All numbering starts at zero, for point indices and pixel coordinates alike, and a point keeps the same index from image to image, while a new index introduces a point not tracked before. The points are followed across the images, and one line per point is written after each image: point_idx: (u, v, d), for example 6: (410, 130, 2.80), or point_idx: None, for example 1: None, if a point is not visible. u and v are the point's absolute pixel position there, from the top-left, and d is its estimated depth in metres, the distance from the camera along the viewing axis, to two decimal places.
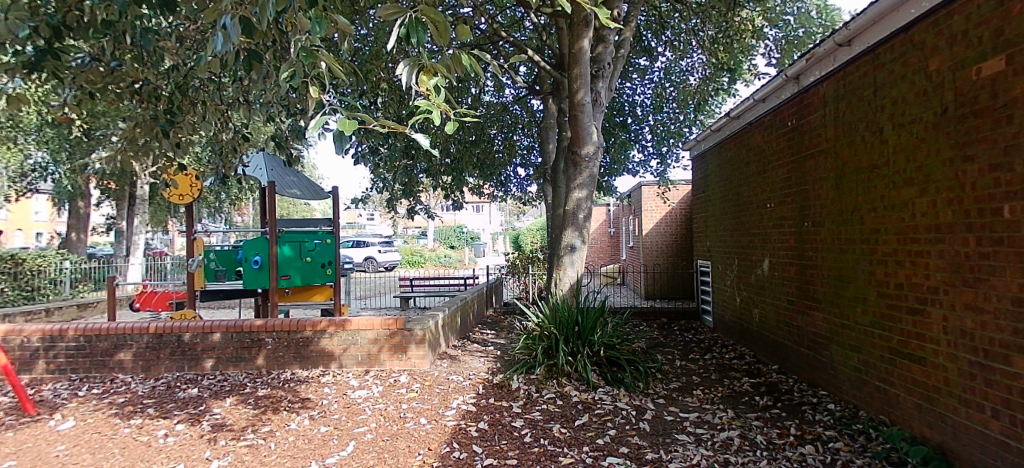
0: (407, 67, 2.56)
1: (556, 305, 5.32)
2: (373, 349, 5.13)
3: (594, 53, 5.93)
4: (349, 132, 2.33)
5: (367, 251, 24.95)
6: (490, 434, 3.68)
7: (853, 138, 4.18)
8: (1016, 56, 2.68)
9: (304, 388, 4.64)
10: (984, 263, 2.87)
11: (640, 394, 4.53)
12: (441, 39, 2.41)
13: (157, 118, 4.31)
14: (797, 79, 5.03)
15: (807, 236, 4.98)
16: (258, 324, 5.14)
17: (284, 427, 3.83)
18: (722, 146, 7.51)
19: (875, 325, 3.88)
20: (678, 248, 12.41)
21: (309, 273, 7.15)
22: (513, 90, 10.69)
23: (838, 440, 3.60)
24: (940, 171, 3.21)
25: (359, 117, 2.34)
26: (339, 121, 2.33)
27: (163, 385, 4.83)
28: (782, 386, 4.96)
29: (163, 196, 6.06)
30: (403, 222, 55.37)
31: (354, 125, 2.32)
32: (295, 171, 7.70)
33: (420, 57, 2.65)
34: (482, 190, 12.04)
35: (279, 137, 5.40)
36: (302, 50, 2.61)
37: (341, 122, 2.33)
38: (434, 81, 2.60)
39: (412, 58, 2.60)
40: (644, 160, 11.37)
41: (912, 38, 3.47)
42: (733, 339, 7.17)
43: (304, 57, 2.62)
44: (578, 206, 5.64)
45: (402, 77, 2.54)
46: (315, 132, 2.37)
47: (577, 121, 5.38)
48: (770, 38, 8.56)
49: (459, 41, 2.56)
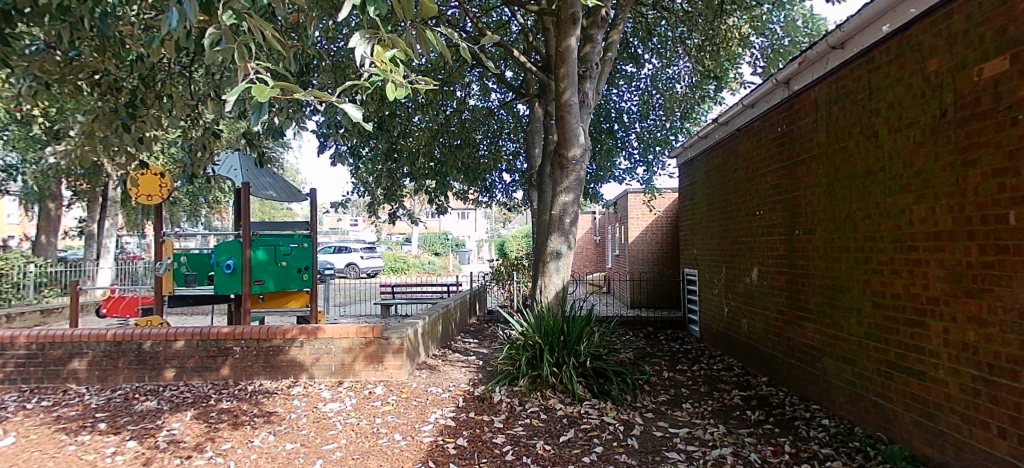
0: (361, 39, 2.32)
1: (540, 314, 5.11)
2: (348, 358, 4.87)
3: (581, 54, 5.75)
4: (263, 99, 1.93)
5: (349, 257, 24.48)
6: (469, 452, 3.45)
7: (846, 143, 4.06)
8: (1020, 55, 2.56)
9: (272, 400, 4.37)
10: (988, 273, 2.73)
11: (628, 408, 4.34)
12: (403, 12, 2.23)
13: (116, 110, 4.06)
14: (787, 83, 4.94)
15: (797, 244, 4.86)
16: (225, 332, 4.86)
17: (246, 444, 3.54)
18: (709, 153, 7.41)
19: (871, 336, 3.74)
20: (664, 256, 12.28)
21: (283, 278, 6.85)
22: (499, 94, 10.58)
23: (835, 459, 3.44)
24: (939, 177, 3.08)
25: (279, 84, 1.98)
26: (252, 87, 1.95)
27: (120, 397, 4.51)
28: (772, 399, 4.81)
29: (129, 195, 5.74)
30: (387, 228, 54.83)
31: (272, 91, 1.94)
32: (270, 172, 7.37)
33: (378, 33, 2.36)
34: (466, 195, 11.84)
35: (250, 136, 5.19)
36: (232, 13, 2.30)
37: (256, 87, 1.93)
38: (389, 53, 2.28)
39: (368, 31, 2.37)
40: (630, 167, 11.28)
41: (908, 39, 3.35)
42: (721, 349, 7.02)
43: (235, 22, 2.30)
44: (564, 210, 5.43)
45: (354, 48, 2.29)
46: (236, 98, 1.95)
47: (563, 122, 5.20)
48: (757, 46, 8.54)
49: (422, 18, 2.29)
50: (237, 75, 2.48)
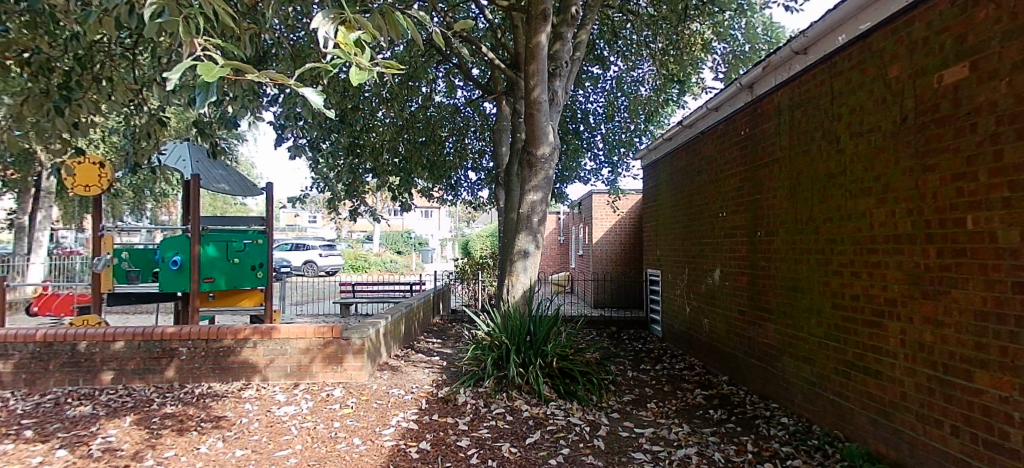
0: (323, 18, 2.12)
1: (506, 314, 5.02)
2: (304, 359, 4.66)
3: (551, 51, 5.70)
4: (212, 80, 1.71)
5: (308, 255, 23.78)
6: (432, 456, 3.32)
7: (808, 147, 4.14)
8: (979, 63, 2.64)
9: (221, 404, 4.12)
10: (945, 274, 2.80)
11: (593, 408, 4.30)
12: None
13: (49, 92, 3.73)
14: (751, 88, 5.03)
15: (758, 245, 4.95)
16: (170, 332, 4.56)
17: (191, 451, 3.30)
18: (673, 155, 7.51)
19: (830, 337, 3.81)
20: (627, 257, 12.40)
21: (236, 275, 6.52)
22: (465, 91, 10.47)
23: (796, 457, 3.48)
24: (899, 180, 3.15)
25: (230, 63, 1.76)
26: (198, 64, 1.71)
27: (50, 402, 4.16)
28: (734, 398, 4.87)
29: (64, 186, 5.34)
30: (348, 226, 53.62)
31: (221, 72, 1.73)
32: (223, 164, 7.04)
33: (342, 12, 2.18)
34: (430, 193, 11.64)
35: (200, 125, 4.90)
36: None
37: (202, 66, 1.71)
38: (354, 34, 2.09)
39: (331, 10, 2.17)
40: (595, 168, 11.33)
41: (870, 45, 3.43)
42: (682, 349, 7.10)
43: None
44: (532, 209, 5.36)
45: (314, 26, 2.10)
46: (179, 78, 1.71)
47: (531, 119, 5.13)
48: (719, 52, 8.72)
49: None
50: (181, 51, 2.28)
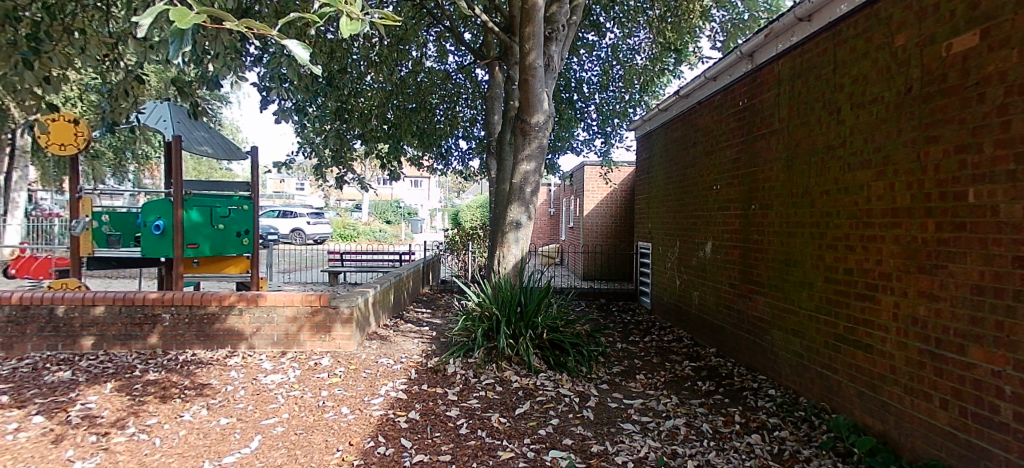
0: None
1: (497, 285, 4.97)
2: (292, 328, 4.59)
3: (547, 14, 5.50)
4: (185, 27, 1.62)
5: (295, 223, 23.50)
6: (421, 426, 3.30)
7: (807, 118, 4.05)
8: (992, 30, 2.56)
9: (206, 371, 4.06)
10: (943, 248, 2.78)
11: (583, 379, 4.30)
12: None
13: (14, 43, 3.50)
14: (751, 56, 4.91)
15: (752, 219, 4.91)
16: (153, 298, 4.45)
17: (174, 419, 3.24)
18: (668, 127, 7.39)
19: (821, 310, 3.81)
20: (617, 229, 12.38)
21: (221, 242, 6.39)
22: (456, 57, 10.20)
23: (783, 429, 3.51)
24: (900, 153, 3.09)
25: (207, 9, 1.66)
26: (171, 8, 1.62)
27: (28, 367, 4.07)
28: (722, 370, 4.90)
29: (37, 143, 5.13)
30: (336, 194, 53.03)
31: (196, 18, 1.63)
32: (206, 126, 6.83)
33: None
34: (420, 161, 11.46)
35: (180, 84, 4.69)
36: None
37: (175, 12, 1.62)
38: None
39: None
40: (587, 139, 11.17)
41: (878, 12, 3.32)
42: (670, 321, 7.14)
43: None
44: (525, 180, 5.26)
45: None
46: (152, 21, 1.64)
47: (526, 86, 4.98)
48: (717, 20, 8.54)
49: None
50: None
